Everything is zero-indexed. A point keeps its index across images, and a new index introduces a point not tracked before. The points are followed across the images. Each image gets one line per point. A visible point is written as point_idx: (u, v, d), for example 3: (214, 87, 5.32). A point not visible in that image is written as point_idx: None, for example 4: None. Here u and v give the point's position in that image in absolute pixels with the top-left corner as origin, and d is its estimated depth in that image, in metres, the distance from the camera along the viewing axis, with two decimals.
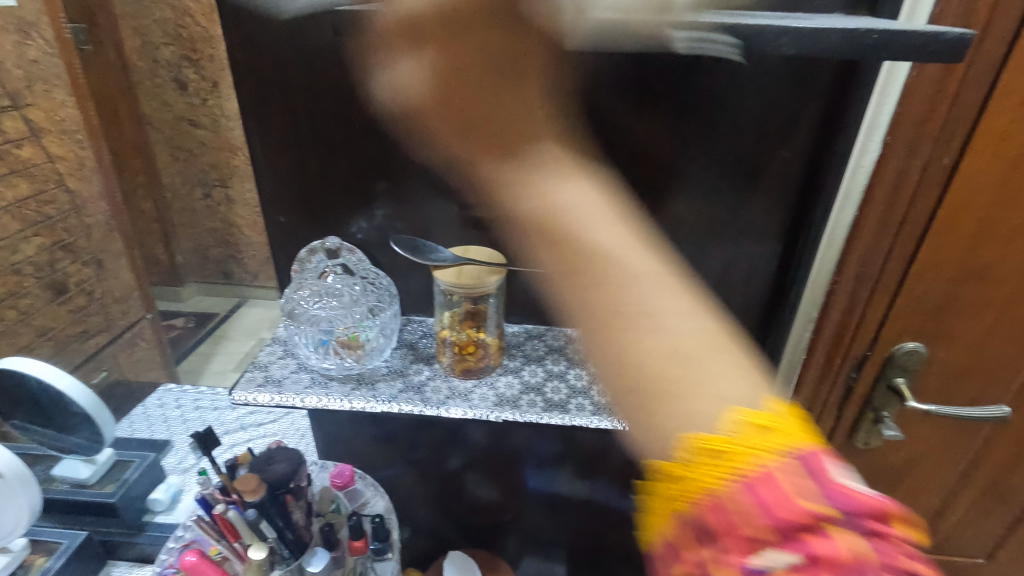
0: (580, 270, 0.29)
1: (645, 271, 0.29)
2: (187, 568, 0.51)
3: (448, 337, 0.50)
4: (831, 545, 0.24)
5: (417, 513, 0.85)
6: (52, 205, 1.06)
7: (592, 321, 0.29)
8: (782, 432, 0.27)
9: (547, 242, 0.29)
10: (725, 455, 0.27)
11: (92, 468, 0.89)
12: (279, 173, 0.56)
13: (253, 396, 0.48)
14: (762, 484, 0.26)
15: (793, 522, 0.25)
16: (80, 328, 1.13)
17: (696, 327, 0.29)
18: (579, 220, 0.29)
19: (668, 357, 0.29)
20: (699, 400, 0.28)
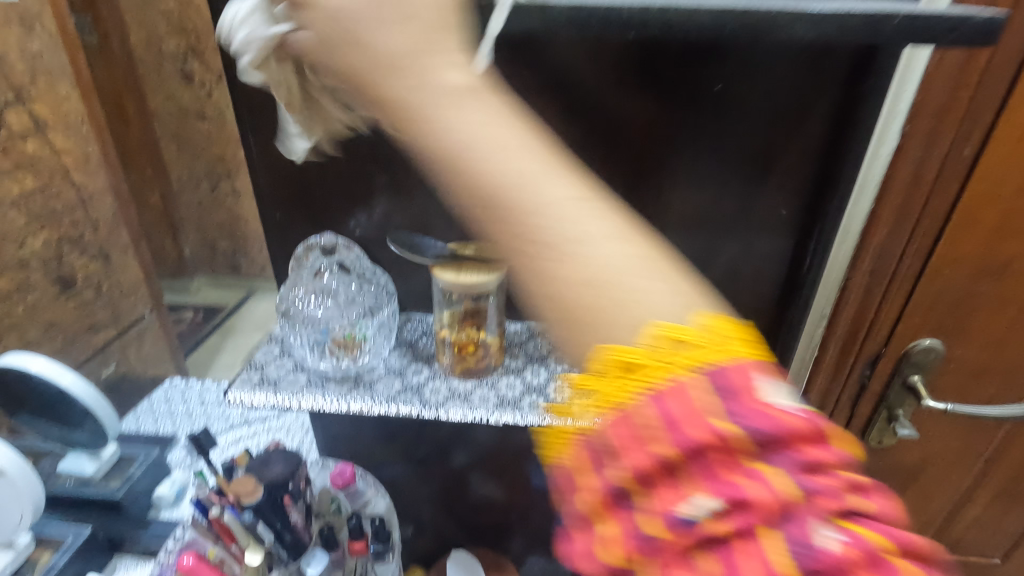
0: (485, 201, 0.28)
1: (548, 190, 0.27)
2: (184, 570, 0.50)
3: (446, 337, 0.49)
4: (759, 489, 0.23)
5: (422, 511, 0.85)
6: (58, 199, 1.06)
7: (506, 235, 0.28)
8: (696, 346, 0.26)
9: (458, 167, 0.28)
10: (636, 384, 0.27)
11: (97, 464, 0.89)
12: (275, 168, 0.55)
13: (249, 397, 0.47)
14: (667, 402, 0.26)
15: (711, 453, 0.24)
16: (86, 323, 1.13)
17: (601, 240, 0.28)
18: (475, 151, 0.28)
19: (581, 280, 0.27)
20: (616, 317, 0.28)
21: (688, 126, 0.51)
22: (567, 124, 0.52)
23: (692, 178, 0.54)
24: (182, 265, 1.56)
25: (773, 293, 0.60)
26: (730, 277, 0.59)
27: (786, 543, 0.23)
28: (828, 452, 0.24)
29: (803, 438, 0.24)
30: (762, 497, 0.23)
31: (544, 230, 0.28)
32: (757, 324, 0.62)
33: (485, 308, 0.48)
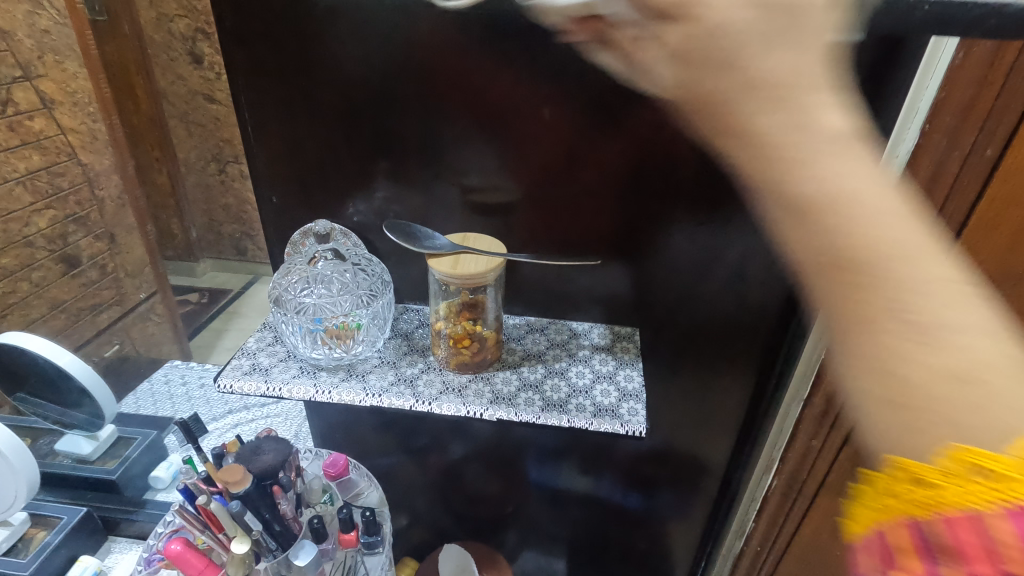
0: (839, 256, 0.22)
1: (927, 266, 0.21)
2: (172, 556, 0.50)
3: (441, 329, 0.47)
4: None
5: (416, 502, 0.84)
6: (64, 177, 1.05)
7: (858, 322, 0.22)
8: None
9: (818, 229, 0.22)
10: (973, 480, 0.23)
11: (94, 444, 0.89)
12: (274, 152, 0.54)
13: (238, 384, 0.46)
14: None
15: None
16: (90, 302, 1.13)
17: (988, 330, 0.22)
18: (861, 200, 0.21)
19: (953, 382, 0.21)
20: (995, 424, 0.22)
21: None
22: (573, 114, 0.50)
23: (704, 172, 0.52)
24: (189, 248, 1.61)
25: (780, 294, 0.59)
26: (737, 276, 0.58)
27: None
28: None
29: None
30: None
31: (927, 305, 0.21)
32: (763, 325, 0.61)
33: (483, 301, 0.47)
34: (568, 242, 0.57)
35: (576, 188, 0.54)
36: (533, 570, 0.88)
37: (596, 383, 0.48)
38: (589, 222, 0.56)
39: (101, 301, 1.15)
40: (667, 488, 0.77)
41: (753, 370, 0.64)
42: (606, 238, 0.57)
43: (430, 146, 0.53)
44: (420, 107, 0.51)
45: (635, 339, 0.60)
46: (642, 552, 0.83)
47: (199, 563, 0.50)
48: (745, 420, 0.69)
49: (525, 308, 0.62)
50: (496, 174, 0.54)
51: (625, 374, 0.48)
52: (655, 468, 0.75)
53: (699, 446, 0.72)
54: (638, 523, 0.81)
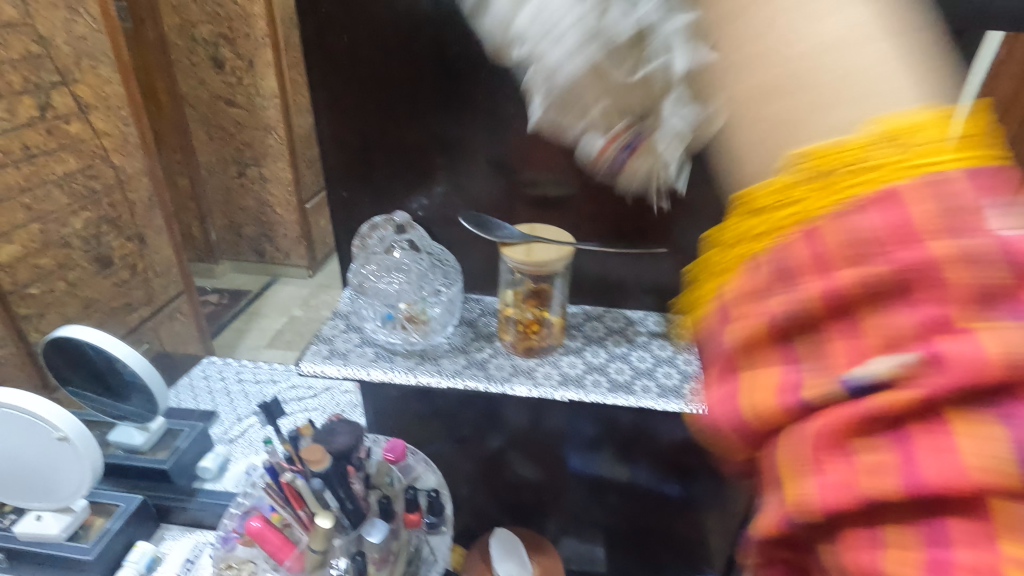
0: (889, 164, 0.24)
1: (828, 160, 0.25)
2: (253, 533, 0.52)
3: (509, 315, 0.50)
4: (972, 347, 0.18)
5: (459, 489, 0.87)
6: (98, 179, 1.08)
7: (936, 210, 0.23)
8: (984, 137, 0.23)
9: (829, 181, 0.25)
10: (771, 208, 0.25)
11: (145, 436, 0.92)
12: (342, 149, 0.56)
13: (320, 368, 0.48)
14: (871, 205, 0.22)
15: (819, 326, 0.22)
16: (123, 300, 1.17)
17: (899, 61, 0.23)
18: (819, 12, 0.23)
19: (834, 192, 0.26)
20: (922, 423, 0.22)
21: None
22: None
23: None
24: (208, 248, 1.49)
25: None
26: None
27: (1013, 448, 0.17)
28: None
29: (933, 261, 0.20)
30: (882, 413, 0.20)
31: (882, 83, 0.22)
32: None
33: (549, 289, 0.49)
34: (622, 231, 0.59)
35: None
36: (573, 556, 0.90)
37: (658, 366, 0.50)
38: (644, 212, 0.58)
39: (132, 300, 1.18)
40: (707, 475, 0.79)
41: None
42: (659, 229, 0.59)
43: (493, 143, 0.55)
44: (484, 103, 0.53)
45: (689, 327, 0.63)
46: (682, 538, 0.85)
47: (278, 540, 0.53)
48: None
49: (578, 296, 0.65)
50: (556, 168, 0.56)
51: (684, 358, 0.51)
52: (697, 455, 0.77)
53: None
54: (678, 509, 0.82)
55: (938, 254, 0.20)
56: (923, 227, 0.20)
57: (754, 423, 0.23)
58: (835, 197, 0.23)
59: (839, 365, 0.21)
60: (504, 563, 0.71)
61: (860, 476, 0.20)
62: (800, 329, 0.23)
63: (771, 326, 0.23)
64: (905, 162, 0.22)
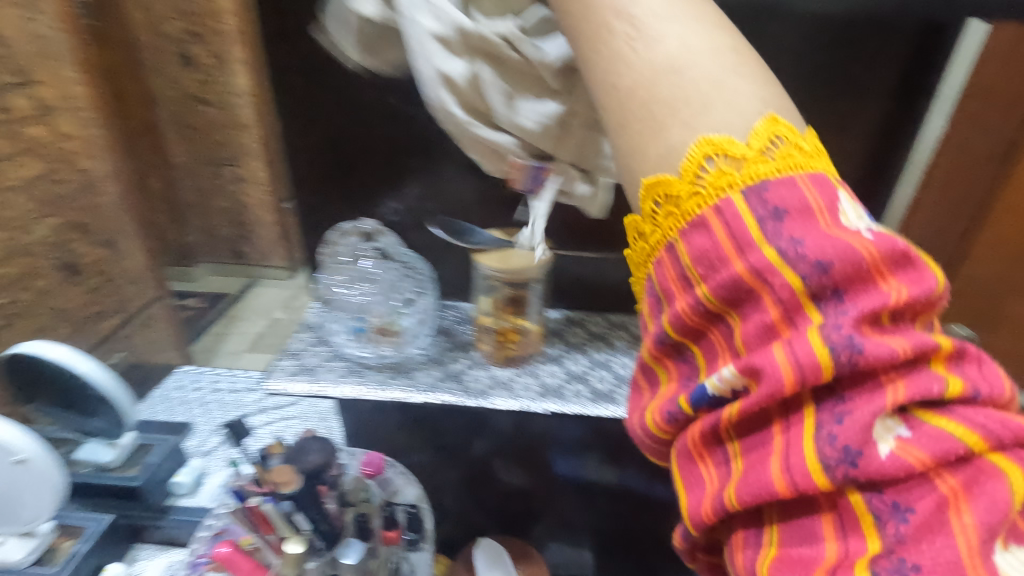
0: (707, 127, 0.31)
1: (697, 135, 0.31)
2: (221, 559, 0.50)
3: (485, 324, 0.48)
4: (779, 357, 0.25)
5: (444, 498, 0.85)
6: (64, 183, 1.03)
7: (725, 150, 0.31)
8: (796, 149, 0.29)
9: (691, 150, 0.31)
10: (652, 242, 0.32)
11: (114, 452, 0.89)
12: (307, 153, 0.54)
13: (287, 385, 0.46)
14: (706, 235, 0.28)
15: (681, 343, 0.29)
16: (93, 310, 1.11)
17: (719, 82, 0.30)
18: (653, 55, 0.30)
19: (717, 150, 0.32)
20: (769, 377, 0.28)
21: None
22: None
23: None
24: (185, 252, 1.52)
25: None
26: None
27: (817, 435, 0.24)
28: (898, 287, 0.25)
29: (747, 284, 0.26)
30: (724, 418, 0.27)
31: (711, 117, 0.29)
32: None
33: (526, 296, 0.47)
34: (603, 234, 0.57)
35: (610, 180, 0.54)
36: (562, 562, 0.89)
37: None
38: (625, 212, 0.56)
39: (103, 309, 1.13)
40: None
41: None
42: None
43: None
44: None
45: None
46: (673, 540, 0.84)
47: (248, 566, 0.50)
48: None
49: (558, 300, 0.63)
50: None
51: None
52: None
53: None
54: (669, 511, 0.81)
55: (750, 276, 0.26)
56: (737, 255, 0.27)
57: (656, 434, 0.31)
58: (680, 225, 0.29)
59: (699, 379, 0.28)
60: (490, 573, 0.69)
61: (723, 486, 0.27)
62: (670, 348, 0.30)
63: (653, 350, 0.31)
64: (729, 181, 0.28)
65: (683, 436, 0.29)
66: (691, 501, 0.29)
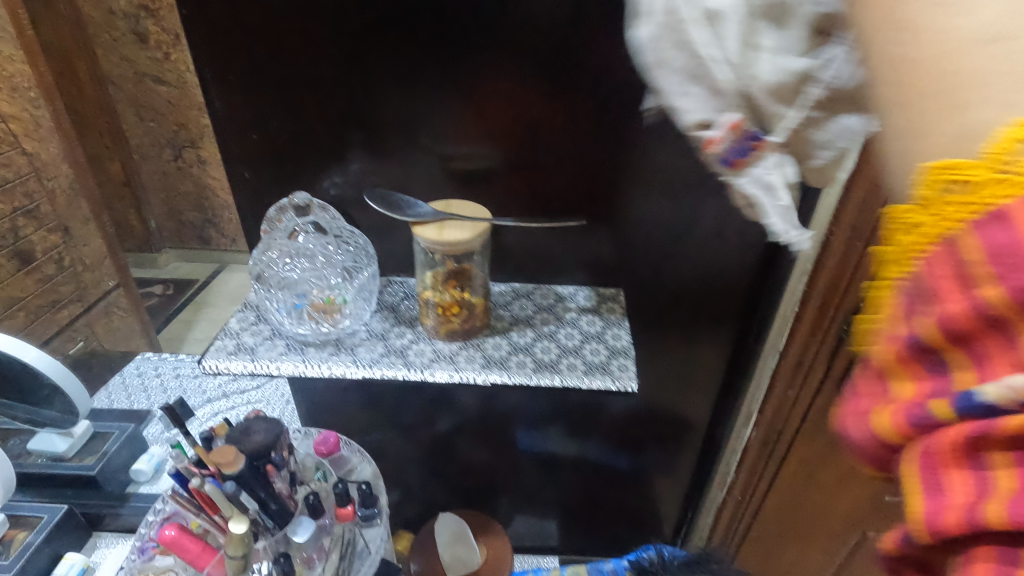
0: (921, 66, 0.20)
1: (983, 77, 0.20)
2: (166, 542, 0.49)
3: (427, 298, 0.47)
4: None
5: (407, 476, 0.85)
6: (8, 167, 0.97)
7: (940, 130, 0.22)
8: None
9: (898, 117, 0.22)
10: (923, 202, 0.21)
11: (69, 442, 0.86)
12: (241, 126, 0.52)
13: (224, 365, 0.45)
14: (1009, 224, 0.18)
15: (958, 346, 0.19)
16: (50, 298, 1.07)
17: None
18: (954, 19, 0.19)
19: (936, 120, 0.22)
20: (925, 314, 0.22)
21: None
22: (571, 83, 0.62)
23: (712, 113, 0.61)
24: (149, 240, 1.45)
25: (759, 248, 0.60)
26: (716, 233, 0.59)
27: None
28: None
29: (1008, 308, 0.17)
30: (998, 434, 0.18)
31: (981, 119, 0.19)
32: (740, 280, 0.62)
33: (469, 268, 0.46)
34: (550, 205, 0.57)
35: (554, 151, 0.54)
36: (526, 533, 0.90)
37: (586, 343, 0.48)
38: (569, 183, 0.56)
39: (60, 297, 1.09)
40: (653, 445, 0.79)
41: (732, 325, 0.66)
42: (585, 200, 0.57)
43: (405, 114, 0.52)
44: (393, 71, 0.49)
45: (620, 300, 0.62)
46: (633, 507, 0.86)
47: (195, 547, 0.49)
48: (726, 374, 0.71)
49: (508, 272, 0.63)
50: (475, 140, 0.53)
51: (613, 333, 0.49)
52: (642, 426, 0.77)
53: (682, 402, 0.74)
54: (628, 480, 0.83)
55: None
56: None
57: (874, 436, 0.22)
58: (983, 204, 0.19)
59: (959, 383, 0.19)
60: (451, 549, 0.69)
61: (973, 495, 0.18)
62: (926, 347, 0.20)
63: (905, 348, 0.21)
64: None
65: (919, 445, 0.20)
66: (924, 512, 0.20)
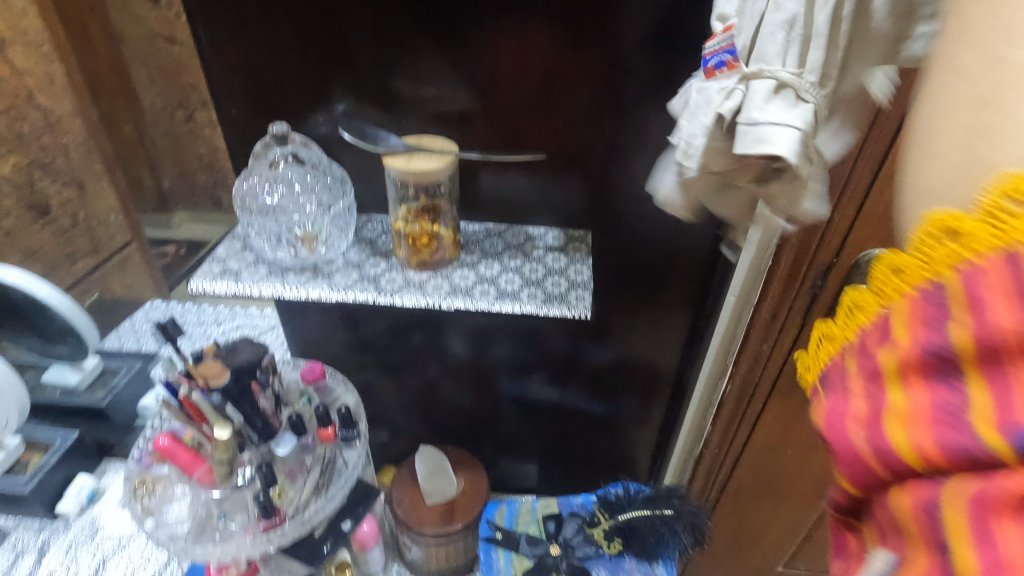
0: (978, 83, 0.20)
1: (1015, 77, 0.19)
2: (161, 449, 0.53)
3: (398, 228, 0.50)
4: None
5: (394, 415, 0.89)
6: (24, 122, 1.00)
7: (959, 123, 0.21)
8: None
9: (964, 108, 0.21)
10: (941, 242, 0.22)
11: (80, 374, 0.92)
12: (229, 68, 0.55)
13: (210, 286, 0.48)
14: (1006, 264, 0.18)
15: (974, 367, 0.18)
16: (66, 252, 1.10)
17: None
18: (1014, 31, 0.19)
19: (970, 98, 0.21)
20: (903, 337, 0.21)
21: (645, 26, 0.51)
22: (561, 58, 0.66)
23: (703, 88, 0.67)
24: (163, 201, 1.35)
25: None
26: None
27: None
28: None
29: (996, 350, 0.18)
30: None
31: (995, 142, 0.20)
32: (707, 228, 0.64)
33: (440, 204, 0.50)
34: (517, 143, 0.59)
35: (527, 97, 0.56)
36: (507, 474, 0.95)
37: (548, 276, 0.51)
38: (542, 127, 0.58)
39: (76, 250, 1.12)
40: (629, 394, 0.82)
41: (700, 272, 0.68)
42: (558, 145, 0.59)
43: (383, 56, 0.54)
44: (367, 17, 0.52)
45: (587, 241, 0.64)
46: (609, 452, 0.90)
47: (187, 455, 0.53)
48: (694, 321, 0.74)
49: (484, 216, 0.66)
50: (450, 84, 0.56)
51: (575, 268, 0.52)
52: (619, 375, 0.80)
53: (655, 351, 0.77)
54: (603, 426, 0.86)
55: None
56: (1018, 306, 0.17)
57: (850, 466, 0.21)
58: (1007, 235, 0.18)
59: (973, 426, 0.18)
60: (432, 480, 0.73)
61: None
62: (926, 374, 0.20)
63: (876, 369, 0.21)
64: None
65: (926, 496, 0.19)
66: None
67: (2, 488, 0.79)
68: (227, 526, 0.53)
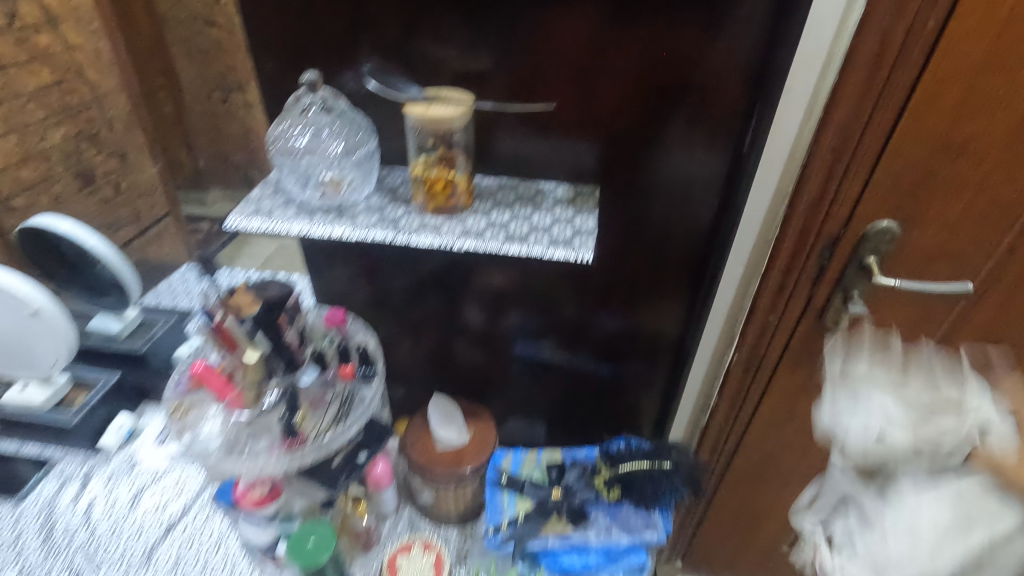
0: None
1: None
2: (198, 374, 0.58)
3: (416, 172, 0.54)
4: None
5: (411, 372, 0.94)
6: (73, 94, 1.08)
7: None
8: None
9: None
10: None
11: (121, 323, 0.99)
12: (262, 27, 0.59)
13: (244, 223, 0.53)
14: None
15: None
16: (108, 219, 1.19)
17: None
18: None
19: None
20: None
21: None
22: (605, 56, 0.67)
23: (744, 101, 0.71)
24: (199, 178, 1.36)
25: (726, 160, 0.63)
26: (693, 145, 0.63)
27: None
28: None
29: None
30: None
31: None
32: (710, 193, 0.66)
33: (456, 157, 0.54)
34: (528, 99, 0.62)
35: (539, 57, 0.59)
36: (518, 434, 0.99)
37: (555, 224, 0.54)
38: (554, 87, 0.61)
39: (119, 219, 1.21)
40: (635, 358, 0.85)
41: (702, 238, 0.70)
42: (569, 104, 0.62)
43: (404, 15, 0.58)
44: None
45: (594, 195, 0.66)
46: (615, 416, 0.93)
47: (220, 381, 0.58)
48: (694, 287, 0.75)
49: (499, 173, 0.69)
50: (466, 43, 0.59)
51: (581, 218, 0.55)
52: (626, 339, 0.83)
53: (660, 317, 0.80)
54: (610, 389, 0.89)
55: None
56: None
57: None
58: None
59: None
60: (445, 428, 0.77)
61: None
62: None
63: None
64: None
65: None
66: None
67: (52, 419, 0.86)
68: (255, 445, 0.58)
